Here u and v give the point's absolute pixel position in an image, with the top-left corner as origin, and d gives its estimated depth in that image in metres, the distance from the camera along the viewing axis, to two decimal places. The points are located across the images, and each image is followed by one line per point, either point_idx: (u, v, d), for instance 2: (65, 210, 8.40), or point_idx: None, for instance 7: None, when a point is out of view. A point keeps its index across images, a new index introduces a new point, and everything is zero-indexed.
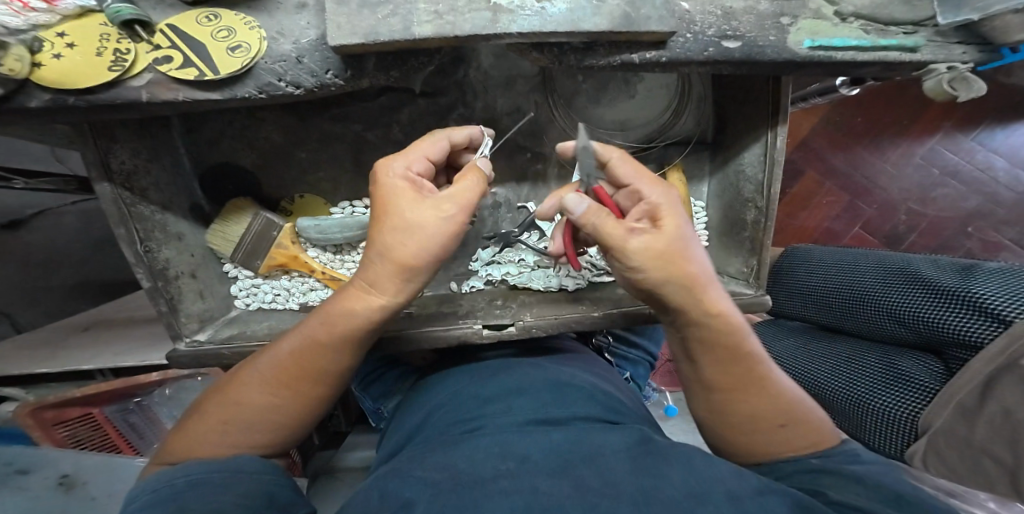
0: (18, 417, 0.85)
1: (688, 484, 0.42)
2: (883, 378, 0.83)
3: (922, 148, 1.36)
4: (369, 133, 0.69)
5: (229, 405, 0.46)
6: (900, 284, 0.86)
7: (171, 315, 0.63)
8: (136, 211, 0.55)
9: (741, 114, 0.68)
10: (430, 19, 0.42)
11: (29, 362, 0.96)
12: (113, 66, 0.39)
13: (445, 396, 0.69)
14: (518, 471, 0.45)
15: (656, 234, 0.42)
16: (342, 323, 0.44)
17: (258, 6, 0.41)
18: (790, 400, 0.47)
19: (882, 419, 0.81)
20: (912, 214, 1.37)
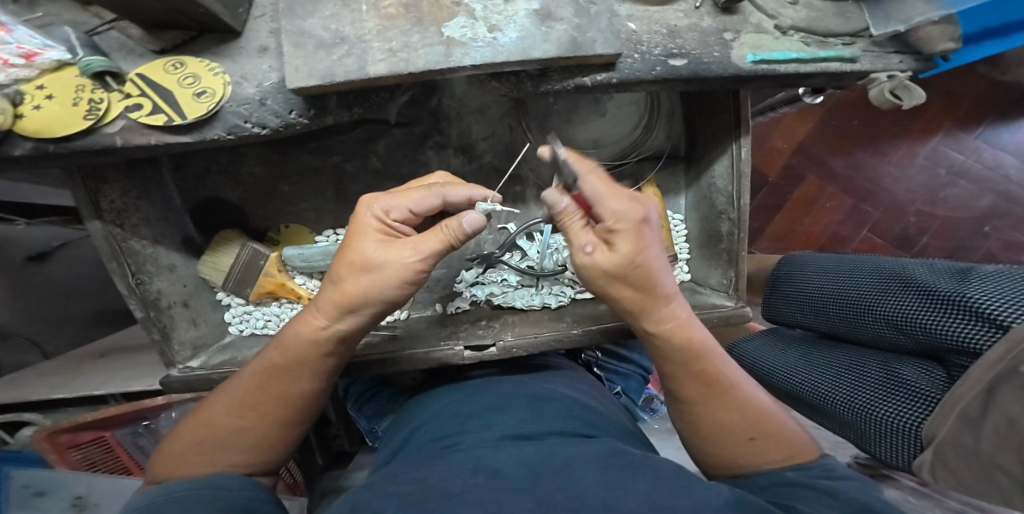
0: (34, 442, 0.87)
1: (651, 498, 0.43)
2: (879, 385, 0.64)
3: (924, 149, 1.34)
4: (348, 164, 0.72)
5: (205, 425, 0.51)
6: (897, 284, 0.68)
7: (163, 343, 0.65)
8: (127, 246, 0.58)
9: (708, 127, 0.70)
10: (384, 57, 0.44)
11: (45, 388, 0.98)
12: (88, 115, 0.42)
13: (430, 414, 0.70)
14: (486, 485, 0.45)
15: (607, 257, 0.45)
16: (291, 349, 0.50)
17: (224, 54, 0.45)
18: (755, 409, 0.54)
19: (881, 435, 0.62)
20: (921, 215, 1.34)
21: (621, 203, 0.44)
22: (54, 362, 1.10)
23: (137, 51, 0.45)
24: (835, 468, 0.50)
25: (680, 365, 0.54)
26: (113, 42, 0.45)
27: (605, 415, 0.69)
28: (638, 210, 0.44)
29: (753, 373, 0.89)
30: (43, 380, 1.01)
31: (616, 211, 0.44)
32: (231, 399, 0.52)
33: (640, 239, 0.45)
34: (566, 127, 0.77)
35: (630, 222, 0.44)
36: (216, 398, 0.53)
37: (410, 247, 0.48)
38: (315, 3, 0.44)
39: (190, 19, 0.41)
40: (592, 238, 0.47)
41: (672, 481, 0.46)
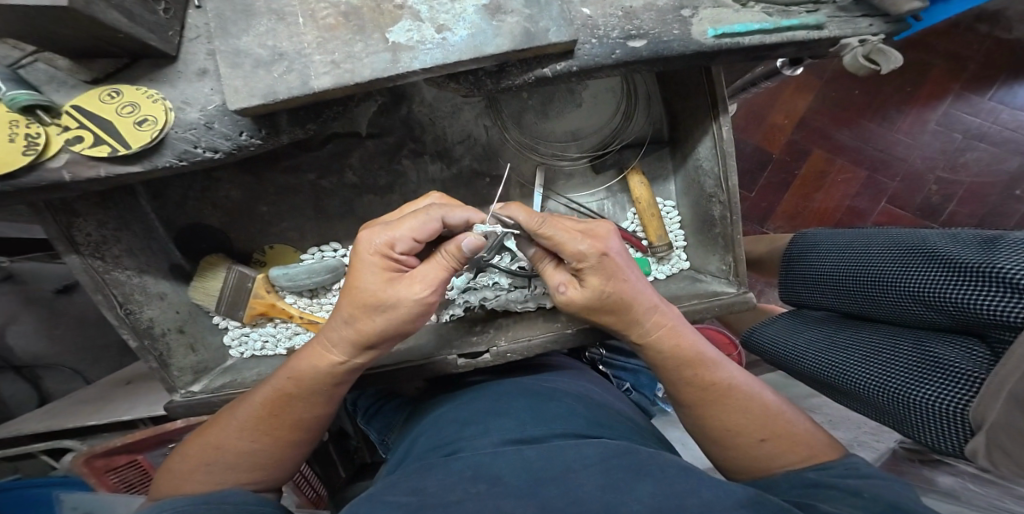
0: (73, 467, 0.87)
1: (658, 500, 0.41)
2: (910, 365, 0.59)
3: (935, 114, 1.26)
4: (323, 180, 0.73)
5: (213, 448, 0.52)
6: (918, 257, 0.63)
7: (162, 371, 0.64)
8: (110, 277, 0.58)
9: (687, 109, 0.68)
10: (328, 70, 0.43)
11: (73, 415, 0.95)
12: (27, 150, 0.40)
13: (434, 418, 0.68)
14: (484, 494, 0.44)
15: (581, 289, 0.53)
16: (304, 377, 0.51)
17: (162, 80, 0.44)
18: (762, 416, 0.54)
19: (919, 420, 0.56)
20: (943, 182, 1.26)
21: (581, 243, 0.50)
22: (84, 390, 1.07)
23: (70, 83, 0.43)
24: (857, 466, 0.49)
25: (670, 370, 0.56)
26: (40, 75, 0.43)
27: (611, 412, 0.66)
28: (596, 245, 0.51)
29: (770, 356, 0.83)
30: (74, 408, 0.99)
31: (578, 252, 0.50)
32: (237, 421, 0.53)
33: (604, 271, 0.51)
34: (543, 122, 0.76)
35: (593, 258, 0.50)
36: (225, 416, 0.54)
37: (417, 280, 0.47)
38: (248, 19, 0.43)
39: (116, 46, 0.40)
40: (563, 276, 0.55)
41: (679, 481, 0.44)
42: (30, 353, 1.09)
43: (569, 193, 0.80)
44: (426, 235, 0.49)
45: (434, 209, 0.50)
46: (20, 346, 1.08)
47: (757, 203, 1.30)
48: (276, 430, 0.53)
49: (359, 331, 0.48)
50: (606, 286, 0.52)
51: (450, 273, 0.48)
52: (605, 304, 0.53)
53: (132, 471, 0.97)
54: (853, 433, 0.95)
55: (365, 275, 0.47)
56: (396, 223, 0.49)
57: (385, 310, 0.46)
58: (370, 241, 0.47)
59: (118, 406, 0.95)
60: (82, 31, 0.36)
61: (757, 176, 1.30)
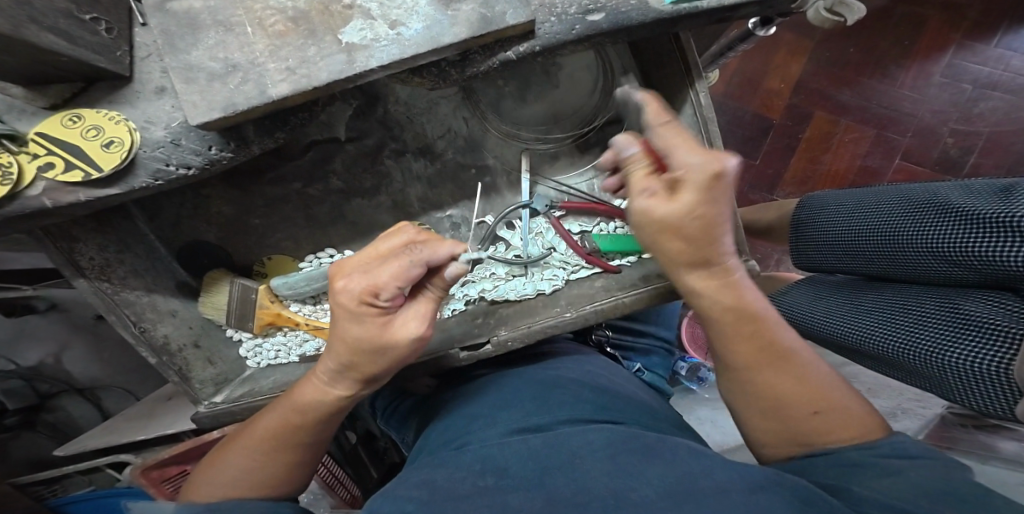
0: (133, 478, 0.91)
1: (666, 482, 0.40)
2: (938, 324, 0.54)
3: (939, 66, 1.21)
4: (310, 188, 0.74)
5: (230, 461, 0.54)
6: (932, 211, 0.59)
7: (184, 384, 0.68)
8: (119, 297, 0.61)
9: (664, 77, 0.66)
10: (284, 77, 0.44)
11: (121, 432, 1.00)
12: (4, 181, 0.42)
13: (444, 412, 0.68)
14: (493, 488, 0.43)
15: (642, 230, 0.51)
16: (306, 408, 0.52)
17: (122, 101, 0.46)
18: (816, 387, 0.50)
19: (958, 384, 0.51)
20: (959, 134, 1.21)
21: (690, 155, 0.45)
22: (136, 406, 1.14)
23: (29, 110, 0.44)
24: (880, 445, 0.46)
25: (728, 326, 0.52)
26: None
27: (619, 395, 0.65)
28: (699, 197, 0.45)
29: (792, 324, 0.79)
30: (124, 424, 1.04)
31: (689, 164, 0.45)
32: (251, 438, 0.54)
33: (693, 227, 0.47)
34: (521, 107, 0.75)
35: (685, 216, 0.46)
36: (244, 431, 0.56)
37: (415, 318, 0.47)
38: (196, 33, 0.43)
39: (68, 70, 0.42)
40: (650, 187, 0.47)
41: (687, 463, 0.43)
42: (88, 376, 1.18)
43: (557, 176, 0.80)
44: (409, 281, 0.44)
45: (420, 253, 0.44)
46: (78, 371, 1.16)
47: (763, 170, 1.25)
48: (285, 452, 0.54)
49: (358, 371, 0.49)
50: (703, 207, 0.46)
51: (437, 303, 0.49)
52: (685, 228, 0.47)
53: (184, 479, 0.99)
54: (893, 401, 0.90)
55: (354, 325, 0.45)
56: (377, 268, 0.44)
57: (381, 354, 0.47)
58: (351, 288, 0.43)
59: (163, 421, 0.99)
60: (27, 56, 0.38)
61: (760, 142, 1.25)
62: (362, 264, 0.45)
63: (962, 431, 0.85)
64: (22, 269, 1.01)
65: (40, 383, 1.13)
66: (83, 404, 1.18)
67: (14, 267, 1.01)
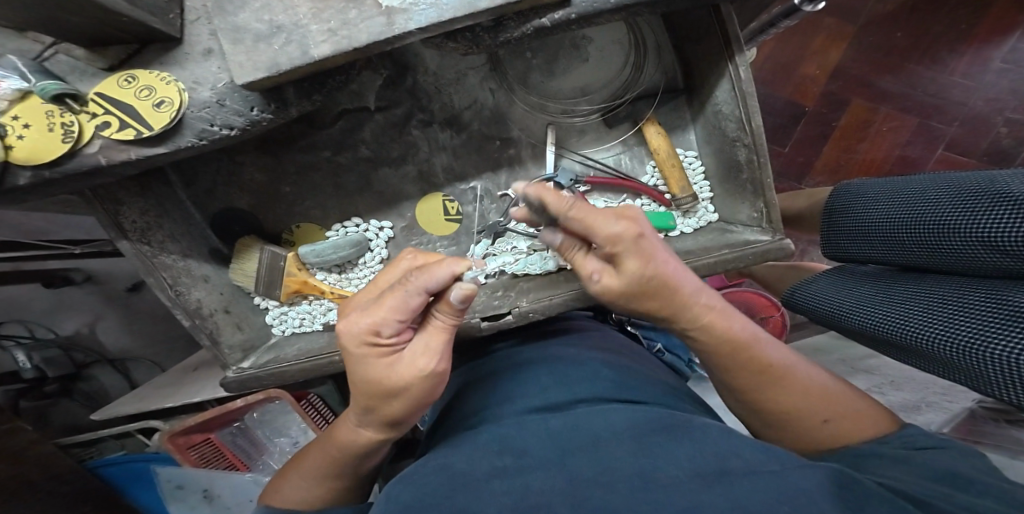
0: (160, 444, 0.94)
1: (693, 462, 0.41)
2: (975, 316, 0.54)
3: (999, 51, 1.18)
4: (339, 156, 0.75)
5: (292, 472, 0.56)
6: (980, 198, 0.58)
7: (214, 348, 0.69)
8: (158, 261, 0.62)
9: (700, 53, 0.65)
10: (326, 38, 0.44)
11: (153, 399, 1.03)
12: (64, 138, 0.44)
13: (468, 383, 0.70)
14: (516, 467, 0.44)
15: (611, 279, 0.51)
16: (345, 447, 0.52)
17: (171, 62, 0.47)
18: (818, 394, 0.52)
19: (992, 376, 0.51)
20: (1015, 124, 1.18)
21: (614, 224, 0.47)
22: (164, 375, 1.19)
23: (89, 71, 0.46)
24: (917, 439, 0.47)
25: (723, 359, 0.54)
26: (63, 66, 0.46)
27: (641, 375, 0.65)
28: (630, 227, 0.47)
29: (821, 315, 0.79)
30: (155, 391, 1.08)
31: (612, 235, 0.47)
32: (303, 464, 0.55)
33: (641, 252, 0.48)
34: (549, 80, 0.75)
35: (629, 241, 0.47)
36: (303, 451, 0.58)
37: (422, 353, 0.44)
38: None
39: (123, 32, 0.43)
40: (597, 264, 0.52)
41: (716, 444, 0.43)
42: (121, 347, 1.22)
43: (583, 150, 0.80)
44: (410, 312, 0.43)
45: (415, 280, 0.42)
46: (111, 342, 1.21)
47: (794, 158, 1.24)
48: (336, 474, 0.54)
49: (379, 414, 0.47)
50: (647, 270, 0.49)
51: (451, 332, 0.46)
52: (644, 287, 0.50)
53: (208, 448, 1.03)
54: (922, 395, 0.89)
55: (358, 367, 0.44)
56: (376, 305, 0.43)
57: (393, 395, 0.45)
58: (349, 333, 0.43)
59: (190, 389, 1.02)
60: (88, 17, 0.39)
61: (791, 130, 1.23)
62: (364, 301, 0.45)
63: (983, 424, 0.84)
64: (63, 239, 1.05)
65: (78, 354, 1.17)
66: (114, 375, 1.23)
67: (55, 237, 1.05)
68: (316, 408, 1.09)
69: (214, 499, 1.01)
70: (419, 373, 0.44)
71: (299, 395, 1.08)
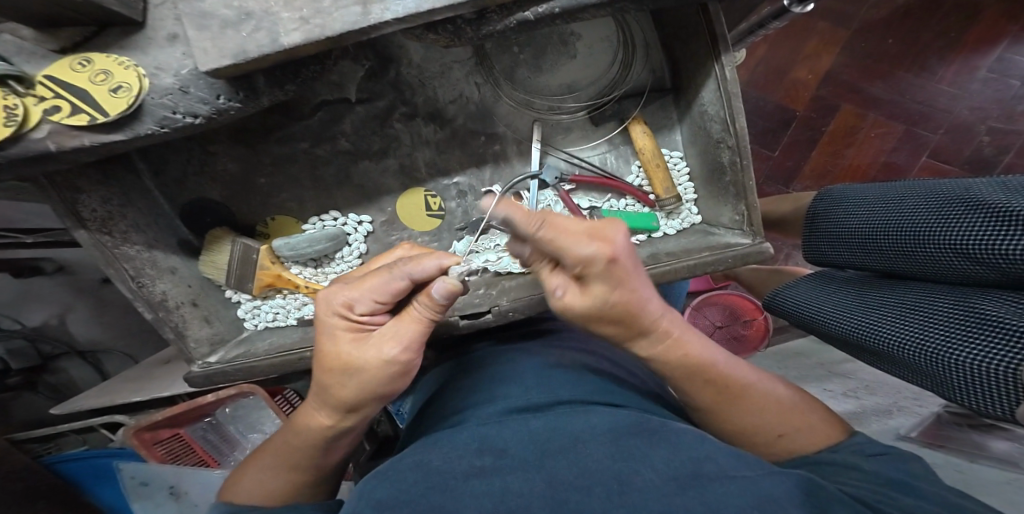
0: (125, 439, 0.92)
1: (669, 466, 0.40)
2: (950, 322, 0.54)
3: (986, 60, 1.19)
4: (318, 149, 0.73)
5: (247, 470, 0.53)
6: (958, 205, 0.59)
7: (179, 342, 0.67)
8: (120, 252, 0.60)
9: (688, 53, 0.64)
10: (297, 26, 0.42)
11: (122, 393, 1.01)
12: (7, 123, 0.40)
13: (447, 381, 0.69)
14: (493, 467, 0.43)
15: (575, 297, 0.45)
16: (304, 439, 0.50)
17: (132, 46, 0.44)
18: (781, 406, 0.53)
19: (961, 384, 0.51)
20: (997, 133, 1.21)
21: (587, 246, 0.40)
22: (134, 368, 1.16)
23: (39, 53, 0.43)
24: (864, 446, 0.48)
25: (679, 379, 0.52)
26: (9, 48, 0.43)
27: (621, 377, 0.65)
28: (605, 250, 0.40)
29: (799, 320, 0.79)
30: (122, 386, 1.05)
31: (582, 259, 0.40)
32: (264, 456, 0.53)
33: (613, 279, 0.42)
34: (536, 76, 0.73)
35: (600, 267, 0.40)
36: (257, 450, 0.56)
37: (390, 339, 0.44)
38: None
39: (80, 14, 0.40)
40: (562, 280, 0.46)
41: (692, 448, 0.43)
42: (90, 339, 1.19)
43: (569, 147, 0.79)
44: (388, 295, 0.44)
45: (400, 265, 0.44)
46: (80, 334, 1.18)
47: (782, 162, 1.24)
48: (297, 469, 0.52)
49: (332, 397, 0.47)
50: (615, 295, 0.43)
51: (426, 325, 0.45)
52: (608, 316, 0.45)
53: (177, 443, 1.01)
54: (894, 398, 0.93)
55: (326, 340, 0.45)
56: (359, 282, 0.45)
57: (350, 375, 0.45)
58: (326, 304, 0.45)
59: (159, 384, 1.00)
60: None
61: (780, 134, 1.23)
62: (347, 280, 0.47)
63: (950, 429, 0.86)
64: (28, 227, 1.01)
65: (43, 345, 1.14)
66: (85, 367, 1.20)
67: (21, 225, 1.01)
68: (291, 404, 1.07)
69: (181, 497, 0.99)
70: (380, 357, 0.43)
71: (274, 391, 1.06)
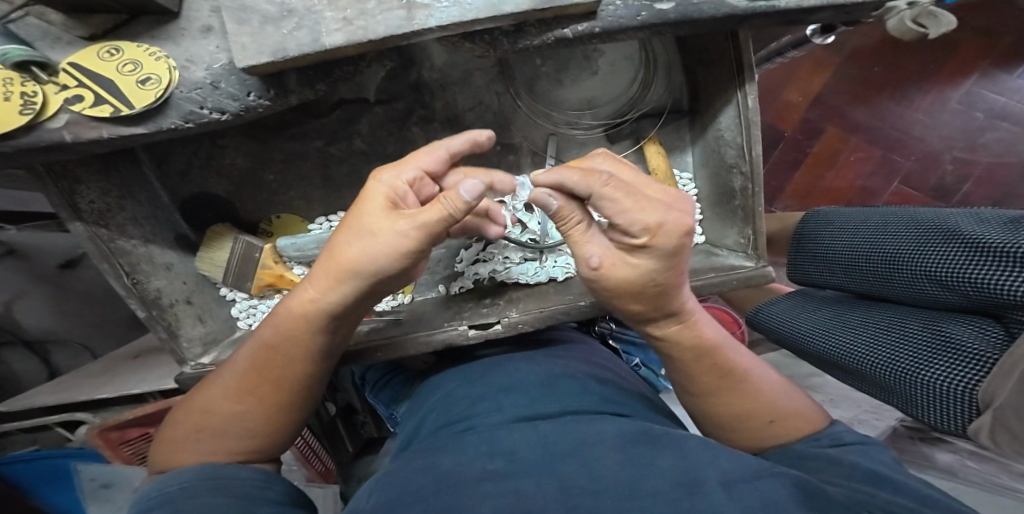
0: (86, 439, 0.86)
1: (677, 471, 0.39)
2: (920, 344, 0.58)
3: (957, 93, 1.27)
4: (331, 147, 0.71)
5: (201, 413, 0.46)
6: (938, 235, 0.61)
7: (171, 341, 0.62)
8: (115, 246, 0.55)
9: (709, 78, 0.66)
10: (340, 27, 0.41)
11: (88, 389, 0.93)
12: (24, 109, 0.39)
13: (447, 383, 0.69)
14: (504, 472, 0.41)
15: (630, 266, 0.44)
16: (294, 328, 0.46)
17: (163, 36, 0.42)
18: (771, 396, 0.52)
19: (934, 399, 0.55)
20: (959, 162, 1.28)
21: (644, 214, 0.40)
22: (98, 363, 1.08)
23: (66, 39, 0.42)
24: (842, 435, 0.48)
25: (687, 362, 0.53)
26: (32, 30, 0.41)
27: (626, 390, 0.65)
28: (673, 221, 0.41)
29: (780, 336, 0.81)
30: (83, 382, 0.98)
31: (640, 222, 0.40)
32: (221, 383, 0.47)
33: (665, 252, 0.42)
34: (557, 89, 0.74)
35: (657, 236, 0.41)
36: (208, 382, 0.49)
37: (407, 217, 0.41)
38: None
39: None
40: (601, 246, 0.45)
41: (697, 451, 0.42)
42: (41, 328, 1.10)
43: None
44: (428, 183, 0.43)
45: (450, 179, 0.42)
46: (28, 323, 1.09)
47: (770, 181, 1.29)
48: (258, 391, 0.47)
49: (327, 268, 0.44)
50: (663, 273, 0.44)
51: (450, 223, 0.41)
52: (645, 291, 0.45)
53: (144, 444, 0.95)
54: (854, 412, 0.98)
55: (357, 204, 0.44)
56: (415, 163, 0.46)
57: (359, 243, 0.42)
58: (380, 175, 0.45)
59: (126, 380, 0.93)
60: None
61: (769, 153, 1.29)
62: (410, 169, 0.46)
63: (909, 443, 0.91)
64: None
65: None
66: (33, 359, 1.12)
67: None
68: None
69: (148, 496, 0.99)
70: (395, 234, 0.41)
71: None
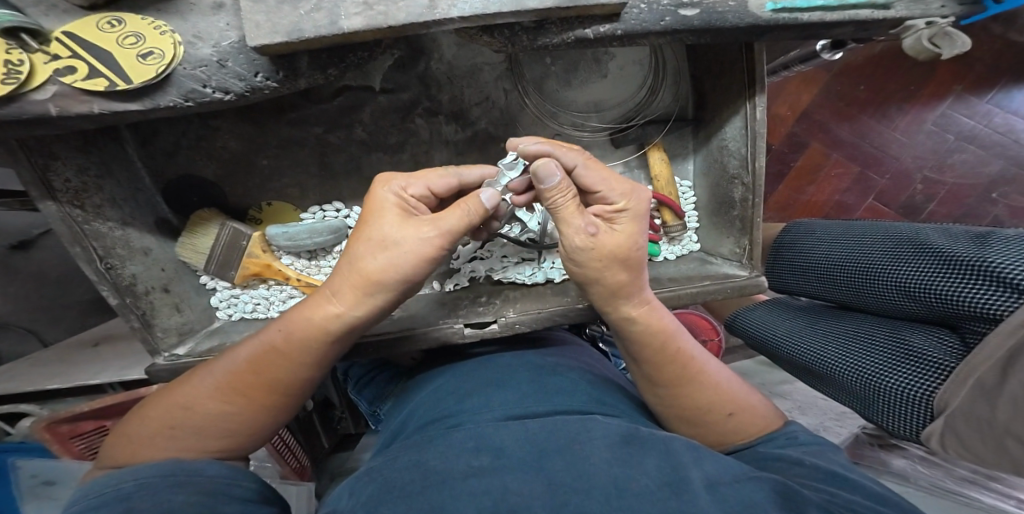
0: (33, 433, 0.80)
1: (663, 471, 0.38)
2: (891, 352, 0.59)
3: (933, 115, 1.32)
4: (330, 135, 0.68)
5: (178, 406, 0.43)
6: (914, 249, 0.62)
7: (146, 331, 0.58)
8: (90, 228, 0.51)
9: (717, 88, 0.66)
10: (360, 10, 0.39)
11: (39, 379, 0.87)
12: (7, 79, 0.36)
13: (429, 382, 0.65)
14: (493, 468, 0.38)
15: (609, 234, 0.45)
16: (308, 333, 0.43)
17: (171, 11, 0.40)
18: (724, 391, 0.50)
19: (903, 405, 0.56)
20: (928, 182, 1.33)
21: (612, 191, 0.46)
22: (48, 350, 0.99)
23: (62, 8, 0.39)
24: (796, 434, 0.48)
25: (652, 362, 0.50)
26: None
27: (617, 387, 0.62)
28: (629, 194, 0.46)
29: (753, 341, 0.82)
30: (37, 368, 0.91)
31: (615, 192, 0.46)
32: (209, 378, 0.44)
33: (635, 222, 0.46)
34: (564, 90, 0.73)
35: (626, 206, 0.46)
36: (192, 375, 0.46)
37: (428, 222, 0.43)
38: None
39: None
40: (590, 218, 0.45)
41: (682, 452, 0.40)
42: None
43: None
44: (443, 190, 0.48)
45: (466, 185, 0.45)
46: None
47: None
48: (252, 393, 0.44)
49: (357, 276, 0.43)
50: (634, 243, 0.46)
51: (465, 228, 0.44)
52: (620, 265, 0.46)
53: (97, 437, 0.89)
54: (819, 419, 0.99)
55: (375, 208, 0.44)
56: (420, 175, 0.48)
57: (385, 249, 0.42)
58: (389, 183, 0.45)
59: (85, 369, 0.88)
60: None
61: None
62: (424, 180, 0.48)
63: (868, 449, 0.91)
64: None
65: None
66: None
67: None
68: None
69: None
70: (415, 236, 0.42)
71: None
